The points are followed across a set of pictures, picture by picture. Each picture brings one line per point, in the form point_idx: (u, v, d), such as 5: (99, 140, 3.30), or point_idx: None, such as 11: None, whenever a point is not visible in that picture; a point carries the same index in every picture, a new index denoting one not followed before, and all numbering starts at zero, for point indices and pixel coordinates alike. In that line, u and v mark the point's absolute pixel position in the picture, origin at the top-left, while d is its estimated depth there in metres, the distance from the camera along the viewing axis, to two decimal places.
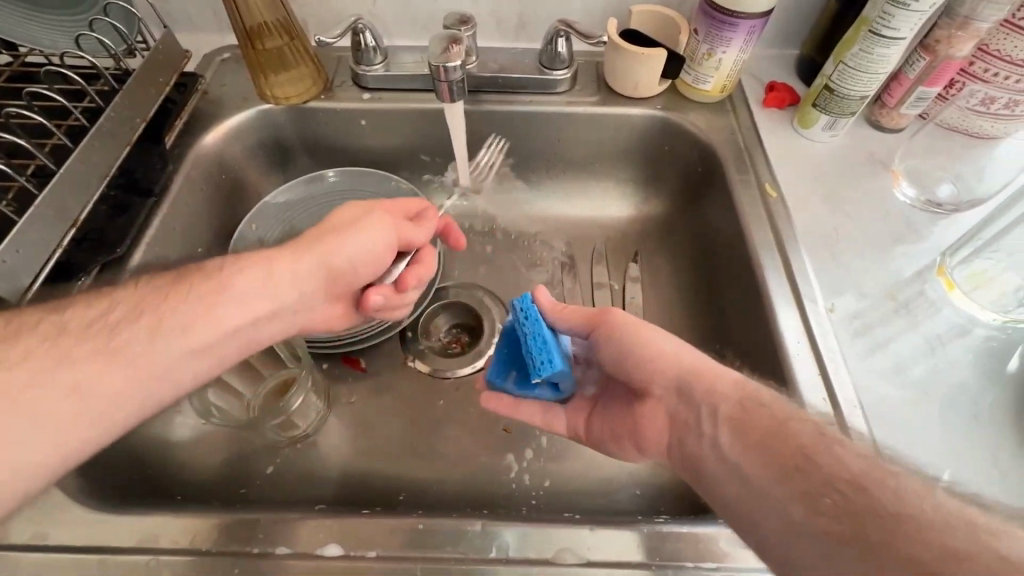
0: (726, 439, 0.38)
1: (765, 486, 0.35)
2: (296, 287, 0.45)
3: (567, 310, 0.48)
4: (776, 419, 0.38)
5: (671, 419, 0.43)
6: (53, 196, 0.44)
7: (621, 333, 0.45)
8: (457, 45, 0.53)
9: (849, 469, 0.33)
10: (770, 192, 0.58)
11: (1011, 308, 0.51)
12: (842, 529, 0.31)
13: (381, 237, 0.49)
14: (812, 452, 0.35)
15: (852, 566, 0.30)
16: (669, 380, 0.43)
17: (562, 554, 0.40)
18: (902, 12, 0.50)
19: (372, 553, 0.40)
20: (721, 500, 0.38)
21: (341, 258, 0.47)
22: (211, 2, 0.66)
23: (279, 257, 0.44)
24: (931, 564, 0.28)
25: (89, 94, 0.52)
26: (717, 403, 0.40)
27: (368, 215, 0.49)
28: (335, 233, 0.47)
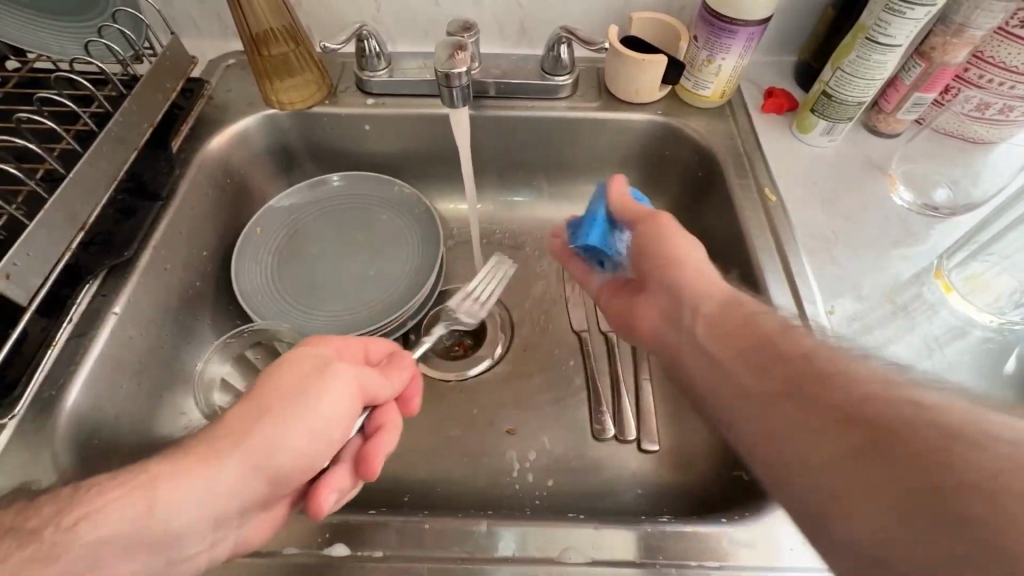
0: (702, 334, 0.40)
1: (728, 365, 0.37)
2: (213, 502, 0.36)
3: (628, 206, 0.50)
4: (747, 317, 0.39)
5: (659, 314, 0.45)
6: (62, 200, 0.45)
7: (659, 236, 0.46)
8: (462, 52, 0.54)
9: (802, 350, 0.34)
10: (770, 196, 0.59)
11: (1007, 310, 0.52)
12: (779, 388, 0.34)
13: (335, 407, 0.41)
14: (775, 339, 0.36)
15: (796, 430, 0.31)
16: (666, 280, 0.45)
17: (566, 552, 0.40)
18: (898, 20, 0.51)
19: (378, 552, 0.40)
20: (690, 377, 0.41)
21: (280, 451, 0.38)
22: (217, 9, 0.67)
23: (186, 462, 0.36)
24: (855, 409, 0.29)
25: (98, 99, 0.52)
26: (700, 302, 0.42)
27: (314, 382, 0.41)
28: (264, 418, 0.38)
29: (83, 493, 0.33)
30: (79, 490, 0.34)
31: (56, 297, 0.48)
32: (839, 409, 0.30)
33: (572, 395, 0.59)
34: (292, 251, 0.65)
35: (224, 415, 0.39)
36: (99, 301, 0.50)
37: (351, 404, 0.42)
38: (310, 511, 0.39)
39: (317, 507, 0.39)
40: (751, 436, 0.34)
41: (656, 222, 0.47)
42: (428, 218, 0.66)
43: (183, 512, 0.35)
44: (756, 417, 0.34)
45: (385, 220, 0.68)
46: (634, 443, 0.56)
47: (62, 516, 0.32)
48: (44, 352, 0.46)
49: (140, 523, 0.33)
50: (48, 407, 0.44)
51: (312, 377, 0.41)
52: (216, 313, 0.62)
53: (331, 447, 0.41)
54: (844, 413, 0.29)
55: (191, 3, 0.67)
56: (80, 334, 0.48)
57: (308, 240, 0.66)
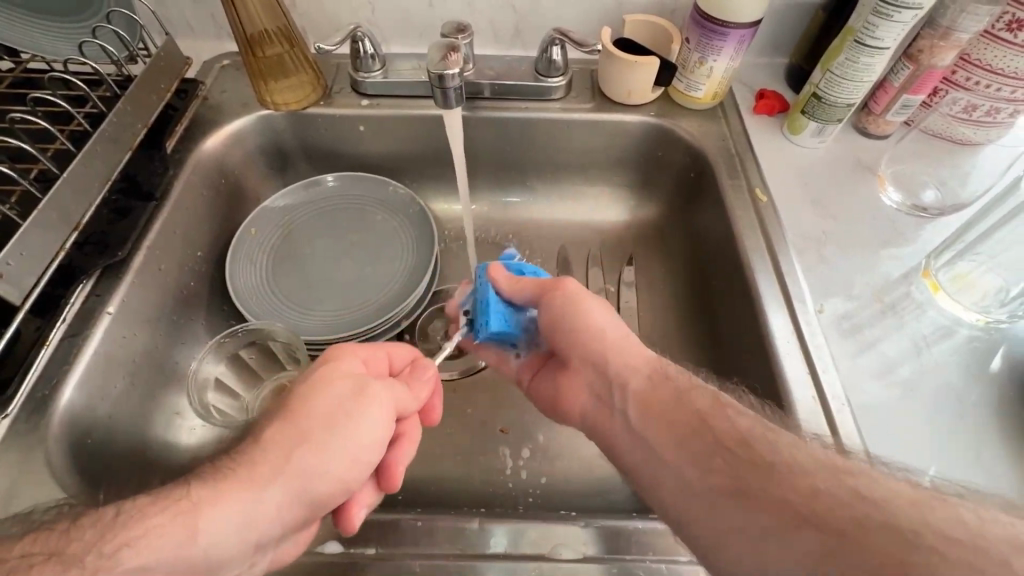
0: (635, 414, 0.43)
1: (666, 450, 0.39)
2: (257, 526, 0.35)
3: (520, 283, 0.50)
4: (677, 391, 0.42)
5: (589, 391, 0.47)
6: (56, 200, 0.45)
7: (563, 309, 0.47)
8: (455, 53, 0.54)
9: (739, 431, 0.37)
10: (760, 196, 0.60)
11: (993, 309, 0.53)
12: (725, 484, 0.35)
13: (373, 429, 0.40)
14: (707, 416, 0.39)
15: (739, 514, 0.34)
16: (587, 354, 0.47)
17: (558, 549, 0.41)
18: (885, 23, 0.52)
19: (372, 550, 0.41)
20: (631, 467, 0.42)
21: (321, 477, 0.38)
22: (211, 9, 0.67)
23: (229, 486, 0.35)
24: (796, 505, 0.31)
25: (92, 100, 0.52)
26: (629, 379, 0.44)
27: (355, 403, 0.40)
28: (304, 442, 0.37)
29: (123, 516, 0.31)
30: (120, 513, 0.31)
31: (50, 297, 0.49)
32: (792, 511, 0.31)
33: None
34: (287, 250, 0.66)
35: (263, 434, 0.38)
36: (93, 301, 0.50)
37: (388, 425, 0.42)
38: (341, 525, 0.40)
39: (348, 524, 0.40)
40: (698, 518, 0.36)
41: (555, 291, 0.48)
42: (423, 218, 0.67)
43: (226, 540, 0.34)
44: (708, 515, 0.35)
45: (380, 220, 0.68)
46: None
47: (103, 542, 0.30)
48: (38, 351, 0.46)
49: (182, 552, 0.32)
50: (41, 407, 0.44)
51: (353, 399, 0.40)
52: (211, 313, 0.62)
53: (363, 470, 0.40)
54: (791, 514, 0.31)
55: (186, 5, 0.67)
56: (74, 333, 0.48)
57: (303, 240, 0.67)
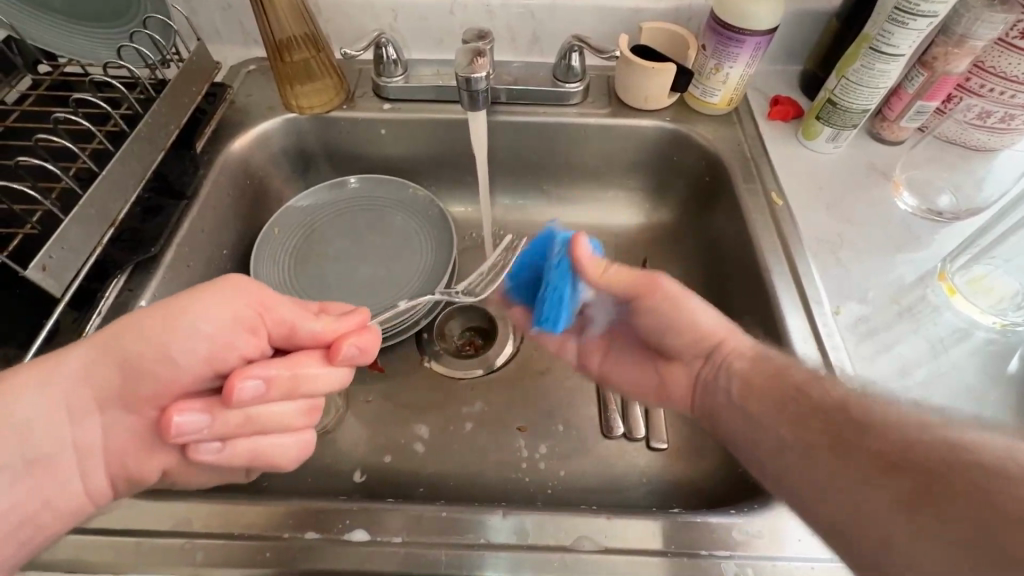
0: (736, 388, 0.43)
1: (765, 414, 0.40)
2: (67, 390, 0.36)
3: (612, 277, 0.47)
4: (776, 368, 0.43)
5: (695, 375, 0.48)
6: (96, 196, 0.47)
7: (666, 303, 0.47)
8: (481, 57, 0.56)
9: (837, 400, 0.37)
10: (776, 200, 0.61)
11: (1009, 312, 0.53)
12: (825, 438, 0.35)
13: (215, 320, 0.39)
14: (806, 389, 0.39)
15: (831, 462, 0.34)
16: (693, 344, 0.48)
17: (578, 541, 0.41)
18: (901, 30, 0.53)
19: (398, 538, 0.41)
20: (729, 431, 0.43)
21: (145, 345, 0.37)
22: (239, 17, 0.70)
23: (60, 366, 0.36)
24: (892, 456, 0.31)
25: (129, 101, 0.54)
26: (734, 360, 0.45)
27: (214, 312, 0.39)
28: (149, 338, 0.37)
29: None
30: None
31: (86, 291, 0.50)
32: (884, 457, 0.31)
33: (581, 396, 0.60)
34: (308, 250, 0.67)
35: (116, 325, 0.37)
36: (125, 295, 0.51)
37: (242, 343, 0.41)
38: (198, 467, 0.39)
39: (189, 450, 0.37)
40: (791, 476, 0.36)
41: (656, 286, 0.47)
42: (441, 220, 0.68)
43: (50, 425, 0.35)
44: (804, 465, 0.35)
45: (399, 222, 0.70)
46: (643, 441, 0.57)
47: None
48: (74, 343, 0.48)
49: None
50: None
51: (219, 309, 0.39)
52: None
53: (202, 364, 0.39)
54: (879, 458, 0.31)
55: (215, 12, 0.69)
56: (107, 326, 0.50)
57: (324, 238, 0.68)
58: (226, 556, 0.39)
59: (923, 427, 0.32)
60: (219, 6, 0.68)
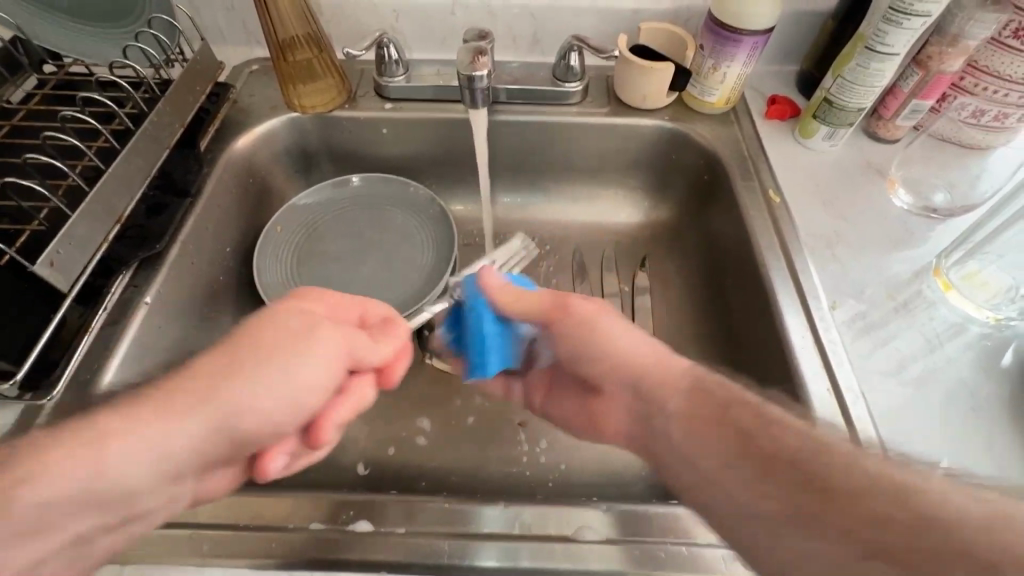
0: (676, 428, 0.41)
1: (714, 468, 0.38)
2: (193, 442, 0.34)
3: (520, 301, 0.46)
4: (722, 403, 0.40)
5: (626, 411, 0.46)
6: (102, 193, 0.47)
7: (577, 329, 0.45)
8: (483, 56, 0.57)
9: (787, 448, 0.35)
10: (773, 197, 0.62)
11: (1002, 306, 0.54)
12: (791, 505, 0.34)
13: (315, 363, 0.39)
14: (752, 431, 0.37)
15: (796, 514, 0.33)
16: (618, 379, 0.45)
17: (579, 531, 0.42)
18: (895, 30, 0.54)
19: (401, 529, 0.42)
20: (679, 481, 0.40)
21: (245, 388, 0.36)
22: (242, 17, 0.70)
23: (158, 412, 0.34)
24: (862, 530, 0.31)
25: (134, 100, 0.55)
26: (668, 397, 0.42)
27: (301, 349, 0.39)
28: (244, 379, 0.36)
29: (32, 448, 0.30)
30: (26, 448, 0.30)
31: (93, 287, 0.51)
32: (860, 519, 0.31)
33: None
34: (311, 248, 0.68)
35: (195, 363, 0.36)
36: (131, 291, 0.52)
37: (334, 375, 0.40)
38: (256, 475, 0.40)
39: (262, 466, 0.40)
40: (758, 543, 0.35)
41: (563, 313, 0.45)
42: (444, 218, 0.68)
43: (149, 472, 0.33)
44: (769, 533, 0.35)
45: (400, 220, 0.70)
46: None
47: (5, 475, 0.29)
48: (81, 338, 0.48)
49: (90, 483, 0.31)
50: (83, 390, 0.46)
51: (303, 341, 0.39)
52: (239, 307, 0.64)
53: (300, 401, 0.39)
54: (856, 541, 0.31)
55: (218, 12, 0.70)
56: (114, 321, 0.50)
57: (326, 236, 0.69)
58: (234, 546, 0.40)
59: (901, 492, 0.31)
60: (222, 7, 0.69)
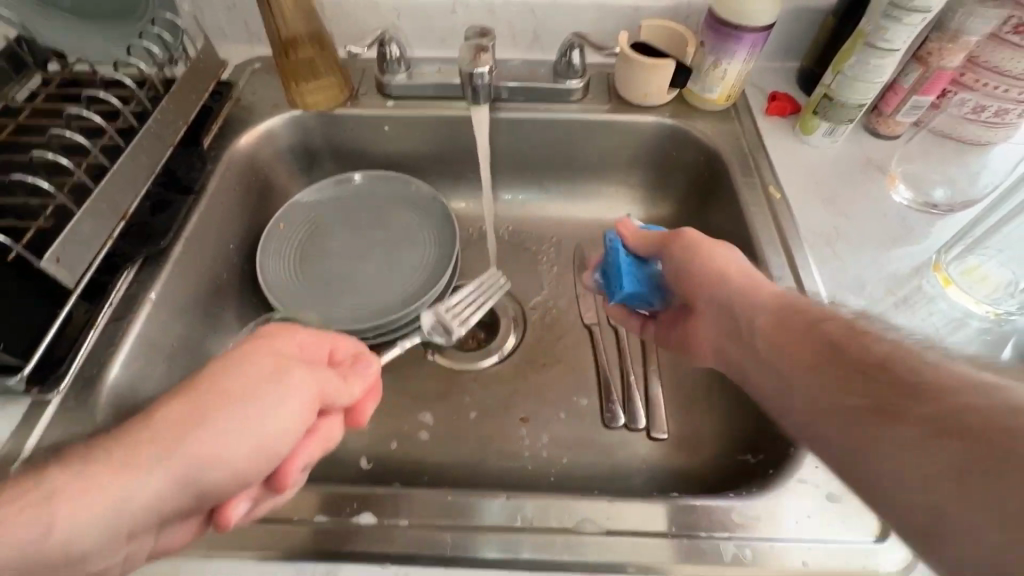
0: (761, 342, 0.40)
1: (794, 378, 0.36)
2: (148, 491, 0.33)
3: (644, 237, 0.54)
4: (808, 322, 0.38)
5: (715, 326, 0.45)
6: (107, 191, 0.48)
7: (687, 255, 0.48)
8: (485, 52, 0.57)
9: (876, 356, 0.32)
10: (774, 193, 0.62)
11: (1002, 301, 0.54)
12: (867, 402, 0.31)
13: (281, 408, 0.38)
14: (841, 347, 0.35)
15: (862, 421, 0.31)
16: (711, 295, 0.46)
17: (581, 523, 0.42)
18: (895, 26, 0.54)
19: (404, 521, 0.42)
20: (761, 393, 0.40)
21: (206, 432, 0.35)
22: (245, 16, 0.71)
23: (110, 465, 0.33)
24: (941, 420, 0.27)
25: (139, 98, 0.56)
26: (758, 316, 0.41)
27: (266, 388, 0.38)
28: (200, 421, 0.35)
29: None
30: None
31: (98, 284, 0.52)
32: (936, 421, 0.27)
33: (583, 386, 0.61)
34: (313, 245, 0.68)
35: (157, 408, 0.36)
36: (135, 287, 0.53)
37: (301, 417, 0.39)
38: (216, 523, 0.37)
39: (222, 516, 0.36)
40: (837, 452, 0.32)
41: (676, 240, 0.50)
42: (446, 215, 0.69)
43: (94, 530, 0.32)
44: (839, 430, 0.32)
45: (403, 217, 0.71)
46: (643, 430, 0.58)
47: None
48: (86, 334, 0.49)
49: (36, 541, 0.30)
50: (89, 386, 0.46)
51: (268, 380, 0.38)
52: (242, 303, 0.65)
53: (263, 448, 0.37)
54: (936, 423, 0.27)
55: (221, 12, 0.70)
56: (119, 317, 0.51)
57: (328, 234, 0.69)
58: (239, 539, 0.41)
59: (954, 392, 0.28)
60: (225, 7, 0.70)
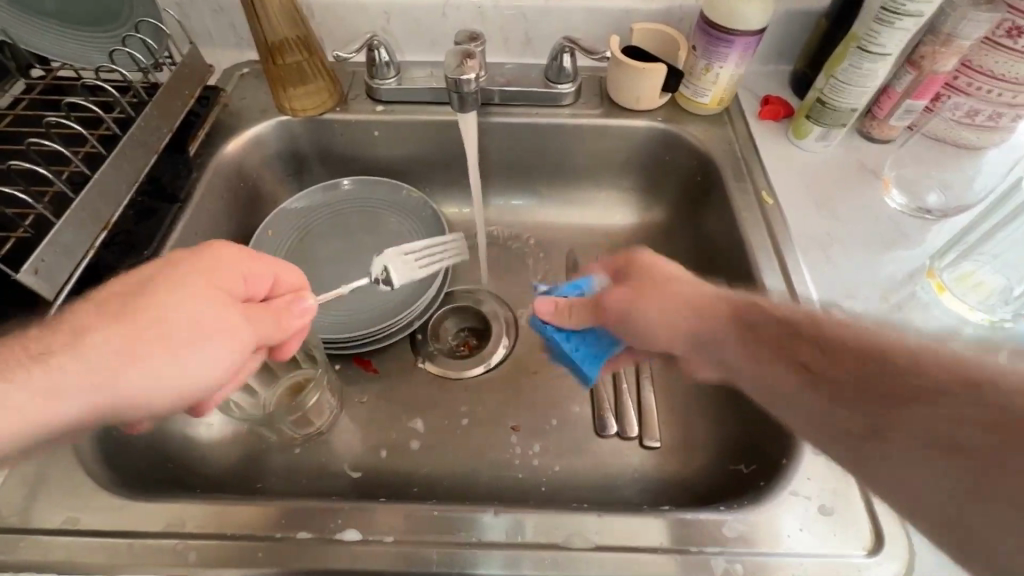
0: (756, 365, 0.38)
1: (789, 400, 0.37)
2: (66, 405, 0.33)
3: (568, 311, 0.50)
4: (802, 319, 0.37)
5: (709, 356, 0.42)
6: (88, 200, 0.47)
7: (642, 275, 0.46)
8: (471, 59, 0.56)
9: (850, 345, 0.34)
10: (767, 199, 0.61)
11: (996, 308, 0.54)
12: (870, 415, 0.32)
13: (218, 352, 0.37)
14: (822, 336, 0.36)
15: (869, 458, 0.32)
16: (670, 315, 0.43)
17: (570, 538, 0.41)
18: (887, 30, 0.53)
19: (389, 537, 0.41)
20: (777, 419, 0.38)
21: (134, 366, 0.34)
22: (232, 20, 0.70)
23: (23, 363, 0.33)
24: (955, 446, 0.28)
25: (122, 105, 0.55)
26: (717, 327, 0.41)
27: (201, 327, 0.37)
28: (133, 349, 0.35)
29: None
30: None
31: (79, 295, 0.51)
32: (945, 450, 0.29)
33: (575, 394, 0.61)
34: (303, 253, 0.67)
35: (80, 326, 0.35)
36: None
37: (238, 354, 0.39)
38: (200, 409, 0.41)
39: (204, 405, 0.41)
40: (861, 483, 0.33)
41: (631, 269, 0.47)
42: (435, 221, 0.68)
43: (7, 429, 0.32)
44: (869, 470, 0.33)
45: (394, 223, 0.70)
46: (636, 440, 0.57)
47: None
48: None
49: None
50: None
51: (198, 322, 0.37)
52: None
53: (181, 388, 0.37)
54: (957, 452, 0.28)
55: (208, 15, 0.69)
56: None
57: (318, 240, 0.68)
58: (220, 557, 0.40)
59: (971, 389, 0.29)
60: (212, 10, 0.69)
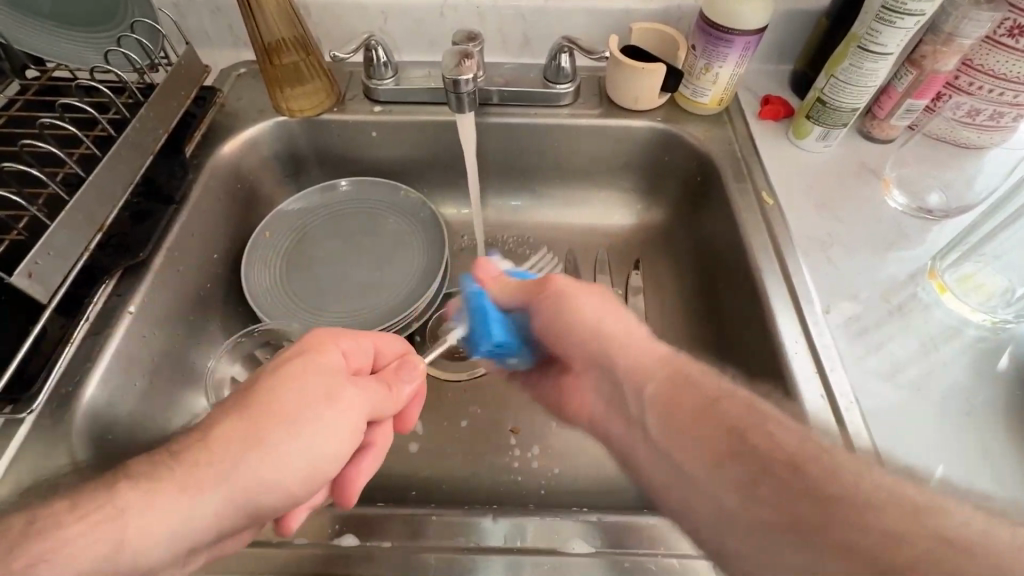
0: (655, 425, 0.40)
1: (698, 472, 0.37)
2: (211, 510, 0.34)
3: (508, 285, 0.49)
4: (706, 397, 0.39)
5: (597, 394, 0.47)
6: (83, 202, 0.46)
7: (554, 307, 0.46)
8: (468, 59, 0.56)
9: (782, 450, 0.34)
10: (767, 200, 0.61)
11: (999, 309, 0.53)
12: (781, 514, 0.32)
13: (334, 436, 0.38)
14: (740, 429, 0.36)
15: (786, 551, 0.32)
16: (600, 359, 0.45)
17: (569, 544, 0.41)
18: (888, 29, 0.53)
19: (387, 543, 0.41)
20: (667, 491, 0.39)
21: (262, 460, 0.35)
22: (229, 19, 0.69)
23: (172, 472, 0.34)
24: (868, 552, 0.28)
25: (117, 106, 0.54)
26: (643, 383, 0.42)
27: (321, 407, 0.38)
28: (258, 438, 0.36)
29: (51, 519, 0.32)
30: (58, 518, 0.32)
31: (74, 297, 0.50)
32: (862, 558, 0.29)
33: None
34: (301, 254, 0.67)
35: (214, 430, 0.36)
36: (114, 300, 0.51)
37: (354, 434, 0.40)
38: (281, 526, 0.39)
39: (285, 523, 0.39)
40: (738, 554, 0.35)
41: (542, 294, 0.46)
42: (434, 222, 0.68)
43: (163, 540, 0.33)
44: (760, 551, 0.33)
45: (391, 224, 0.69)
46: None
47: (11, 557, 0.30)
48: (62, 349, 0.47)
49: (112, 551, 0.31)
50: (63, 404, 0.45)
51: (321, 403, 0.38)
52: (226, 315, 0.64)
53: (302, 475, 0.37)
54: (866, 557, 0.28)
55: (205, 15, 0.69)
56: (96, 332, 0.49)
57: (315, 241, 0.68)
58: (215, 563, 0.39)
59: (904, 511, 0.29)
60: (209, 9, 0.68)
